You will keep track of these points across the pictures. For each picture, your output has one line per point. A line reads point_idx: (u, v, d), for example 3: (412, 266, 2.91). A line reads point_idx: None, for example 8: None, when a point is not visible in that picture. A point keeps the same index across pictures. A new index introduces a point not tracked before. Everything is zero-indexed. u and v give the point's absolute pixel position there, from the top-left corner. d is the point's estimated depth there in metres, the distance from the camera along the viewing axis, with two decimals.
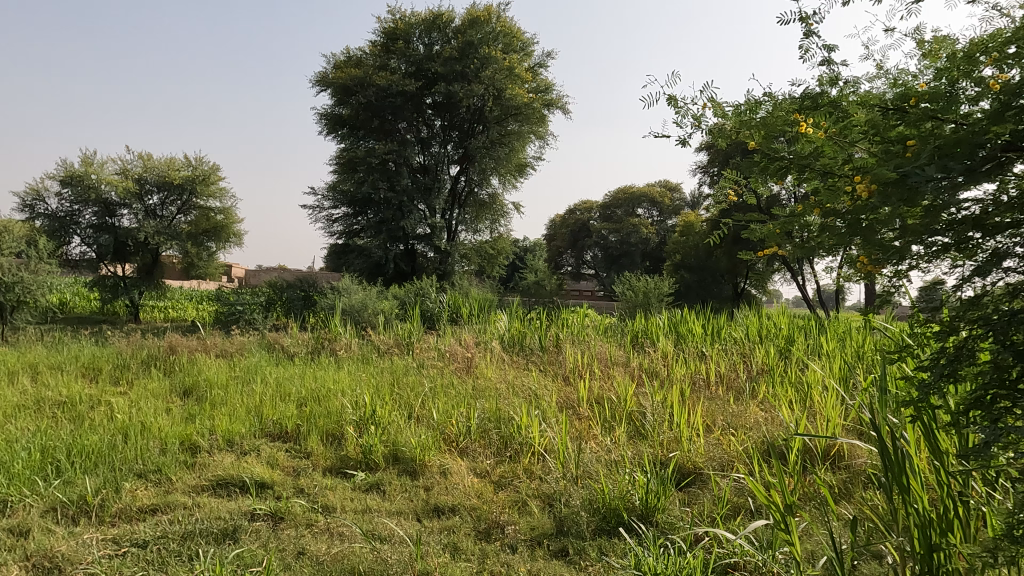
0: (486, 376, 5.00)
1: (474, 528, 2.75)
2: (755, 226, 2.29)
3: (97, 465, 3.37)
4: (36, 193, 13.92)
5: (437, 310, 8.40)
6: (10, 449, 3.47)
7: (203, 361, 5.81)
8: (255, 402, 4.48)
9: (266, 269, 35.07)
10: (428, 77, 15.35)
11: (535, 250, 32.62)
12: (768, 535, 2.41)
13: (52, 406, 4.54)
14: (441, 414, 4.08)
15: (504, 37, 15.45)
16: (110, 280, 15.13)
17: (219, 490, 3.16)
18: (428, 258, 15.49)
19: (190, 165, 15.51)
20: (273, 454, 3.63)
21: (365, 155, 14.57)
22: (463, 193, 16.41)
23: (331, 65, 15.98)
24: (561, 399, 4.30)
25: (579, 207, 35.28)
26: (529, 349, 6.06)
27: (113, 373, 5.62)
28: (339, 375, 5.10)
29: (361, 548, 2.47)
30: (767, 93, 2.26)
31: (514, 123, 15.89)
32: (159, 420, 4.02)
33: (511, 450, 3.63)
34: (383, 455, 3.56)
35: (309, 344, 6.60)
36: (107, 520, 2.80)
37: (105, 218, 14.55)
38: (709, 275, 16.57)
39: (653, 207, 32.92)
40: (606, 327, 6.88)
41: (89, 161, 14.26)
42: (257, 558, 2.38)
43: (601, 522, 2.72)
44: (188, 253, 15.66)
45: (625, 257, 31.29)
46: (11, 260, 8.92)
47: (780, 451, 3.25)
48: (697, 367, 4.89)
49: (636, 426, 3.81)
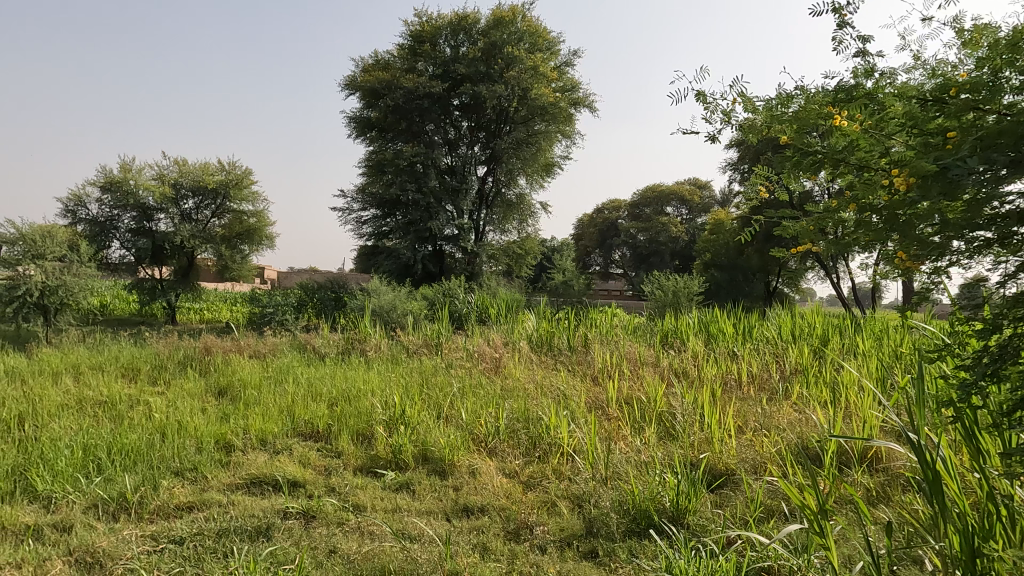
0: (515, 376, 4.99)
1: (504, 528, 2.76)
2: (787, 222, 2.27)
3: (136, 463, 3.46)
4: (77, 198, 14.35)
5: (466, 310, 8.44)
6: (54, 447, 3.58)
7: (237, 361, 5.93)
8: (287, 402, 4.54)
9: (299, 272, 36.10)
10: (454, 78, 15.43)
11: (562, 249, 32.66)
12: (802, 540, 2.37)
13: (94, 405, 4.68)
14: (470, 414, 4.10)
15: (529, 37, 15.49)
16: (148, 283, 15.54)
17: (253, 489, 3.22)
18: (457, 259, 15.62)
19: (224, 169, 15.86)
20: (304, 453, 3.68)
21: (393, 157, 14.66)
22: (491, 194, 16.53)
23: (360, 69, 16.20)
24: (590, 399, 4.28)
25: (607, 207, 35.21)
26: (558, 349, 6.05)
27: (151, 373, 5.76)
28: (369, 375, 5.15)
29: (391, 547, 2.48)
30: (799, 85, 2.22)
31: (540, 122, 15.79)
32: (195, 420, 4.11)
33: (539, 450, 3.62)
34: (413, 455, 3.59)
35: (340, 344, 6.71)
36: (146, 517, 2.87)
37: (143, 222, 14.95)
38: (740, 274, 16.30)
39: (682, 205, 32.58)
40: (635, 328, 6.79)
41: (127, 167, 14.68)
42: (289, 556, 2.42)
43: (631, 523, 2.69)
44: (223, 256, 16.01)
45: (654, 255, 31.09)
46: (56, 264, 9.24)
47: (814, 453, 3.18)
48: (728, 367, 4.82)
49: (666, 426, 3.79)
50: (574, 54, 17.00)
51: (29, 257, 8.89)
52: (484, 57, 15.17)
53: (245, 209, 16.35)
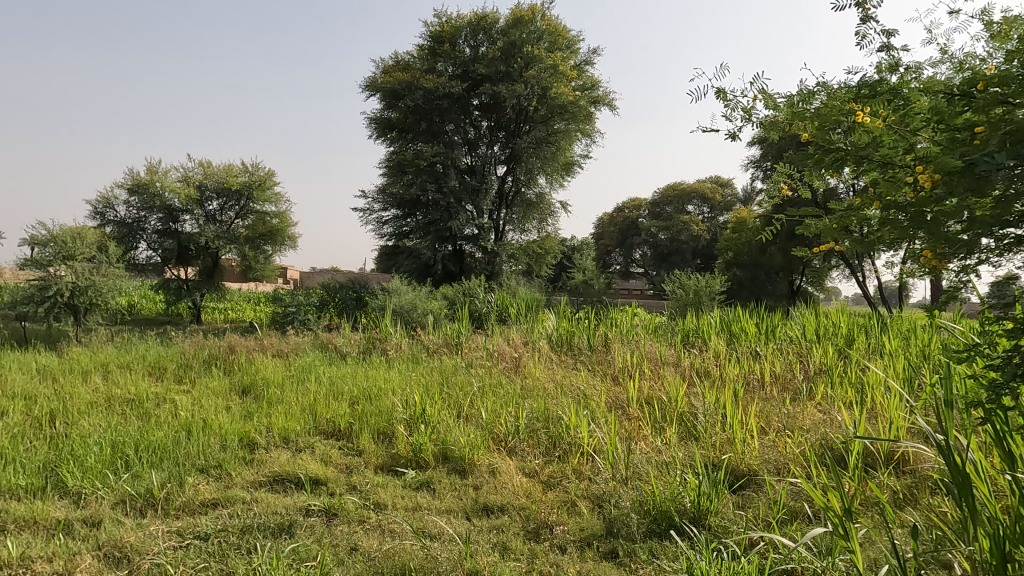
0: (534, 376, 4.98)
1: (523, 527, 2.76)
2: (811, 221, 2.26)
3: (162, 460, 3.53)
4: (105, 201, 14.64)
5: (486, 310, 8.44)
6: (84, 444, 3.65)
7: (260, 360, 6.01)
8: (310, 400, 4.59)
9: (321, 273, 36.51)
10: (474, 78, 15.46)
11: (582, 248, 32.59)
12: (827, 542, 2.34)
13: (122, 403, 4.78)
14: (490, 413, 4.11)
15: (549, 36, 15.45)
16: (174, 283, 15.81)
17: (276, 486, 3.27)
18: (477, 259, 15.67)
19: (247, 170, 16.08)
20: (326, 451, 3.72)
21: (413, 158, 14.75)
22: (511, 194, 16.56)
23: (380, 70, 16.31)
24: (610, 399, 4.26)
25: (627, 206, 35.09)
26: (578, 349, 6.03)
27: (177, 372, 5.86)
28: (389, 375, 5.18)
29: (412, 545, 2.49)
30: (822, 81, 2.24)
31: (560, 121, 15.74)
32: (220, 418, 4.17)
33: (559, 450, 3.62)
34: (433, 454, 3.61)
35: (361, 344, 6.75)
36: (172, 512, 2.92)
37: (169, 224, 15.20)
38: (763, 273, 16.09)
39: (703, 203, 32.29)
40: (656, 327, 6.73)
41: (154, 169, 14.93)
42: (311, 553, 2.44)
43: (652, 523, 2.68)
44: (246, 257, 16.23)
45: (675, 254, 30.85)
46: (85, 265, 9.43)
47: (839, 455, 3.13)
48: (751, 367, 4.77)
49: (687, 426, 3.76)
50: (594, 52, 16.93)
51: (60, 258, 9.11)
52: (503, 56, 15.17)
53: (268, 210, 16.56)
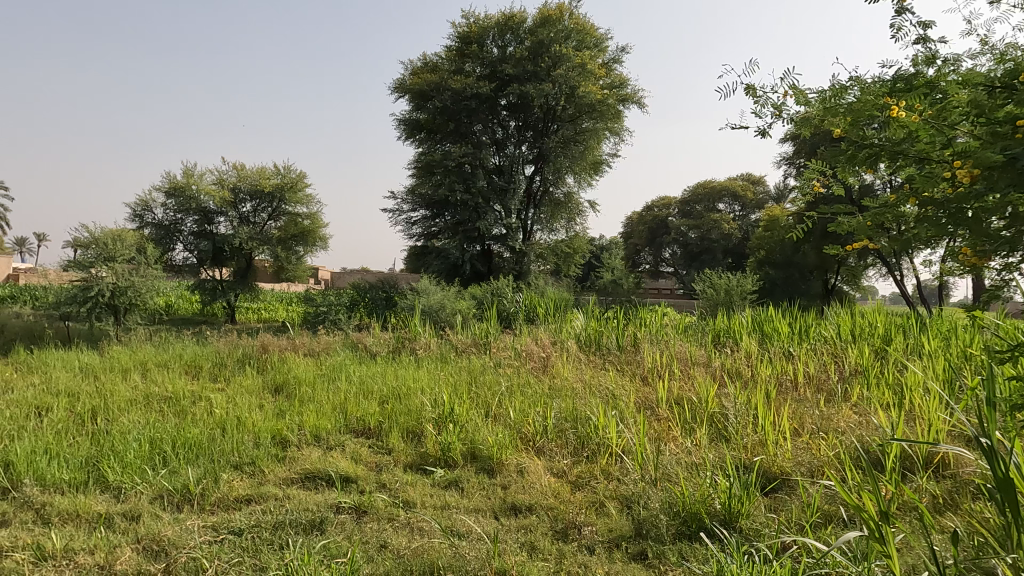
0: (563, 376, 4.96)
1: (551, 527, 2.75)
2: (845, 219, 2.26)
3: (198, 456, 3.61)
4: (143, 204, 15.03)
5: (514, 310, 8.44)
6: (124, 440, 3.76)
7: (292, 359, 6.11)
8: (340, 399, 4.66)
9: (351, 274, 36.99)
10: (501, 78, 15.49)
11: (610, 248, 32.44)
12: (863, 547, 2.28)
13: (159, 400, 4.90)
14: (518, 413, 4.11)
15: (577, 34, 15.36)
16: (209, 284, 16.17)
17: (308, 483, 3.32)
18: (506, 259, 15.71)
19: (279, 173, 16.38)
20: (356, 449, 3.77)
21: (442, 159, 14.86)
22: (539, 193, 16.57)
23: (409, 72, 16.45)
24: (639, 399, 4.23)
25: (657, 205, 34.84)
26: (607, 349, 5.99)
27: (212, 370, 6.00)
28: (418, 374, 5.22)
29: (440, 543, 2.51)
30: (857, 76, 2.34)
31: (588, 120, 15.65)
32: (254, 416, 4.25)
33: (588, 450, 3.60)
34: (462, 453, 3.62)
35: (390, 344, 6.81)
36: (208, 508, 2.99)
37: (205, 225, 15.54)
38: (796, 272, 15.79)
39: (735, 201, 31.85)
40: (686, 327, 6.66)
41: (190, 173, 15.28)
42: (342, 550, 2.47)
43: (682, 525, 2.65)
44: (279, 258, 16.53)
45: (705, 253, 30.48)
46: (125, 266, 9.70)
47: (875, 458, 3.06)
48: (783, 368, 4.68)
49: (718, 427, 3.70)
50: (623, 50, 16.81)
51: (102, 259, 9.39)
52: (531, 56, 15.17)
53: (300, 212, 16.84)
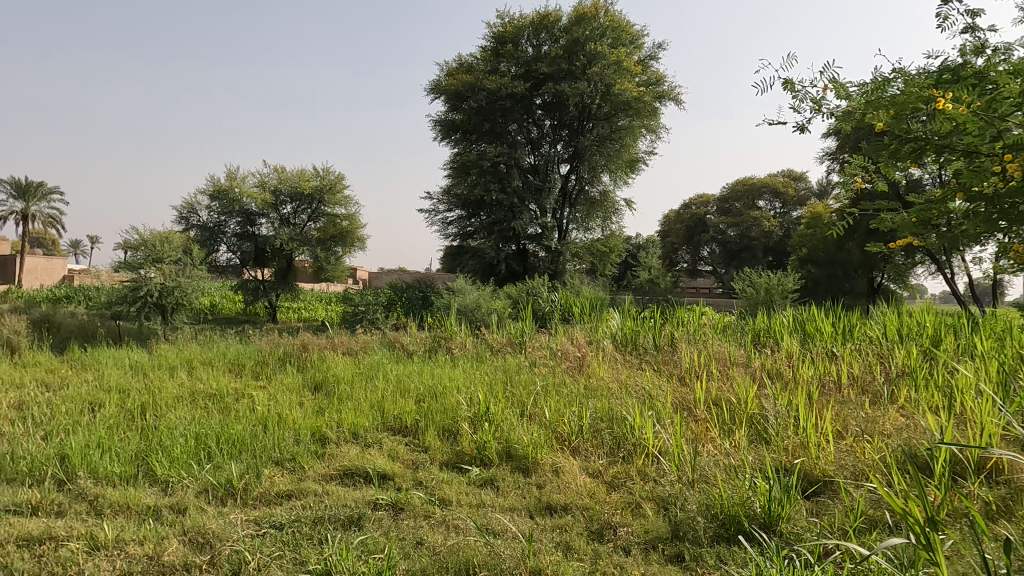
0: (598, 375, 4.94)
1: (587, 528, 2.74)
2: (889, 214, 2.48)
3: (241, 452, 3.71)
4: (189, 206, 15.50)
5: (549, 309, 8.43)
6: (171, 435, 3.89)
7: (331, 358, 6.23)
8: (378, 397, 4.73)
9: (388, 274, 37.45)
10: (536, 78, 15.50)
11: (647, 247, 32.16)
12: (910, 554, 2.21)
13: (204, 397, 5.05)
14: (553, 413, 4.10)
15: (612, 32, 15.22)
16: (251, 284, 16.57)
17: (346, 479, 3.38)
18: (541, 258, 15.70)
19: (319, 175, 16.71)
20: (393, 447, 3.82)
21: (477, 159, 14.96)
22: (575, 192, 16.54)
23: (444, 73, 16.59)
24: (676, 400, 4.18)
25: (695, 203, 34.40)
26: (643, 348, 5.94)
27: (254, 368, 6.16)
28: (454, 373, 5.26)
29: (476, 541, 2.52)
30: (898, 69, 2.47)
31: (624, 117, 15.48)
32: (295, 413, 4.35)
33: (623, 450, 3.58)
34: (497, 452, 3.64)
35: (426, 343, 6.87)
36: (250, 502, 3.07)
37: (247, 227, 15.93)
38: (840, 270, 15.40)
39: (775, 198, 31.18)
40: (725, 327, 6.55)
41: (232, 176, 15.69)
42: (379, 546, 2.51)
43: (720, 528, 2.60)
44: (318, 258, 16.84)
45: (745, 251, 29.92)
46: (172, 267, 10.01)
47: (924, 462, 2.95)
48: (826, 369, 4.57)
49: (758, 430, 3.63)
50: (659, 47, 16.62)
51: (151, 261, 9.73)
52: (566, 54, 15.12)
53: (338, 213, 17.14)
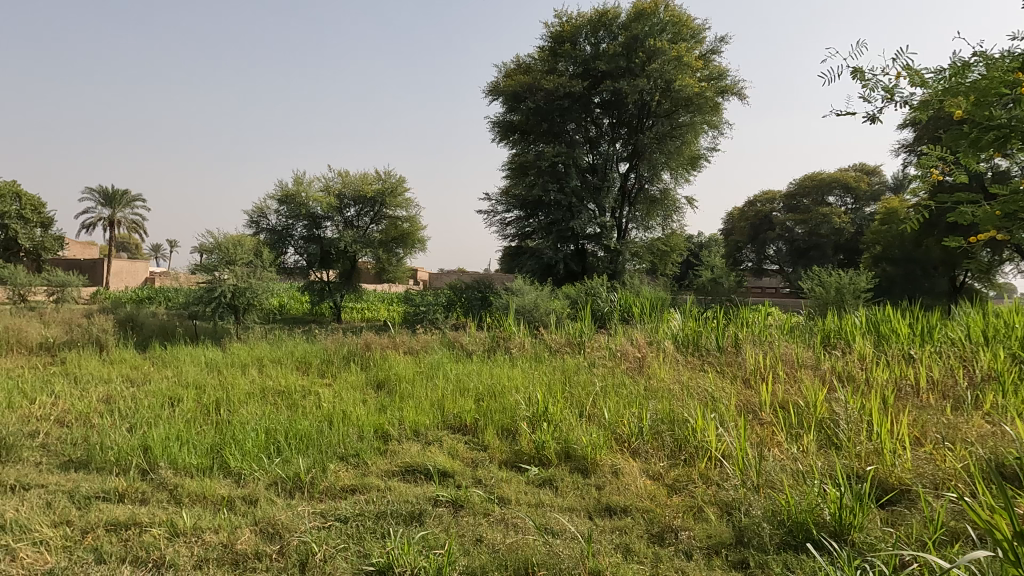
0: (659, 377, 4.86)
1: (647, 530, 2.70)
2: (969, 207, 2.35)
3: (307, 446, 3.84)
4: (259, 210, 16.18)
5: (609, 309, 8.36)
6: (244, 429, 4.07)
7: (393, 357, 6.38)
8: (438, 395, 4.81)
9: (448, 275, 38.02)
10: (595, 76, 15.39)
11: (711, 245, 31.49)
12: (997, 569, 2.07)
13: (274, 394, 5.27)
14: (612, 414, 4.07)
15: (672, 27, 14.92)
16: (317, 285, 17.15)
17: (407, 476, 3.45)
18: (600, 258, 15.56)
19: (380, 178, 17.12)
20: (453, 445, 3.87)
21: (535, 159, 14.99)
22: (634, 190, 16.45)
23: (502, 74, 16.71)
24: (740, 402, 4.07)
25: (759, 200, 33.42)
26: (705, 349, 5.82)
27: (320, 366, 6.38)
28: (513, 373, 5.28)
29: (535, 540, 2.53)
30: (981, 51, 2.31)
31: (685, 113, 15.07)
32: (358, 410, 4.48)
33: (685, 453, 3.51)
34: (556, 452, 3.63)
35: (485, 343, 6.94)
36: (317, 495, 3.18)
37: (313, 230, 16.49)
38: (918, 269, 14.67)
39: (846, 193, 29.86)
40: (791, 327, 6.32)
41: (299, 181, 16.27)
42: (439, 541, 2.55)
43: (787, 536, 2.52)
44: (380, 259, 17.27)
45: (814, 250, 28.84)
46: (244, 269, 10.48)
47: (1013, 473, 2.75)
48: (903, 372, 4.35)
49: (828, 435, 3.49)
50: (722, 40, 16.19)
51: (225, 263, 10.22)
52: (625, 51, 14.88)
53: (399, 215, 17.52)
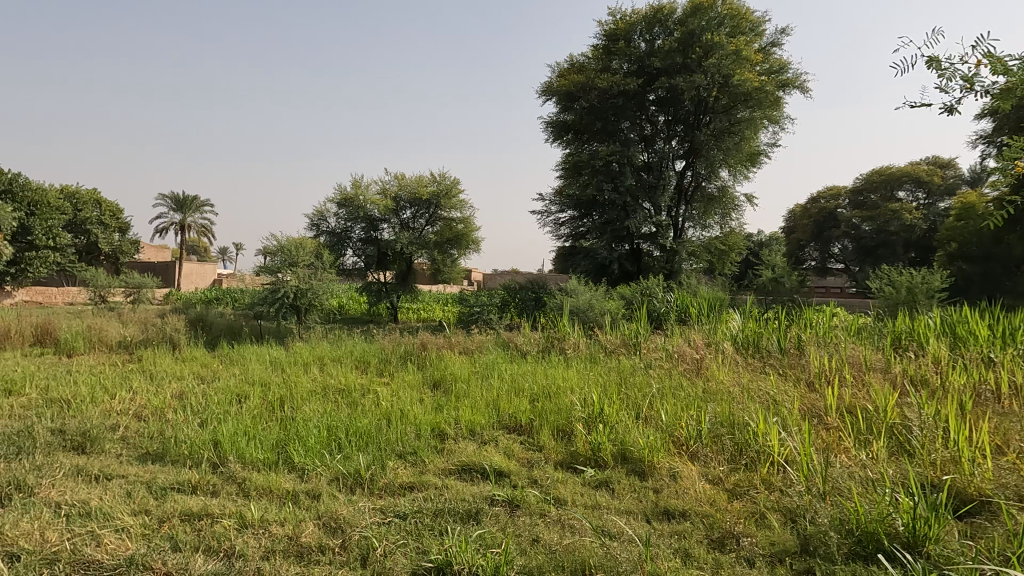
0: (718, 379, 4.75)
1: (707, 535, 2.65)
2: None
3: (367, 444, 3.94)
4: (319, 214, 16.71)
5: (665, 310, 8.23)
6: (307, 426, 4.22)
7: (449, 357, 6.47)
8: (493, 395, 4.85)
9: (502, 275, 38.28)
10: (649, 73, 15.16)
11: (772, 243, 30.60)
12: None
13: (335, 392, 5.43)
14: (670, 416, 4.00)
15: (731, 20, 14.52)
16: (375, 286, 17.56)
17: (464, 474, 3.49)
18: (655, 257, 15.29)
19: (435, 180, 17.36)
20: (509, 445, 3.89)
21: (589, 158, 14.91)
22: (691, 189, 16.15)
23: (555, 74, 16.68)
24: (804, 406, 3.93)
25: (824, 196, 32.22)
26: (767, 351, 5.65)
27: (378, 365, 6.53)
28: (568, 373, 5.26)
29: (591, 542, 2.52)
30: None
31: (744, 109, 14.71)
32: (415, 408, 4.56)
33: (746, 458, 3.42)
34: (612, 454, 3.60)
35: (540, 343, 6.95)
36: (376, 491, 3.26)
37: (370, 232, 16.89)
38: (998, 266, 13.93)
39: (918, 188, 28.38)
40: (859, 329, 6.05)
41: (357, 184, 16.68)
42: (496, 540, 2.57)
43: (856, 545, 2.41)
44: (435, 260, 17.53)
45: (883, 248, 27.64)
46: (306, 270, 10.84)
47: None
48: (983, 376, 4.09)
49: (900, 441, 3.33)
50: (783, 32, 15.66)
51: (287, 265, 10.60)
52: (680, 47, 14.55)
53: (454, 216, 17.74)
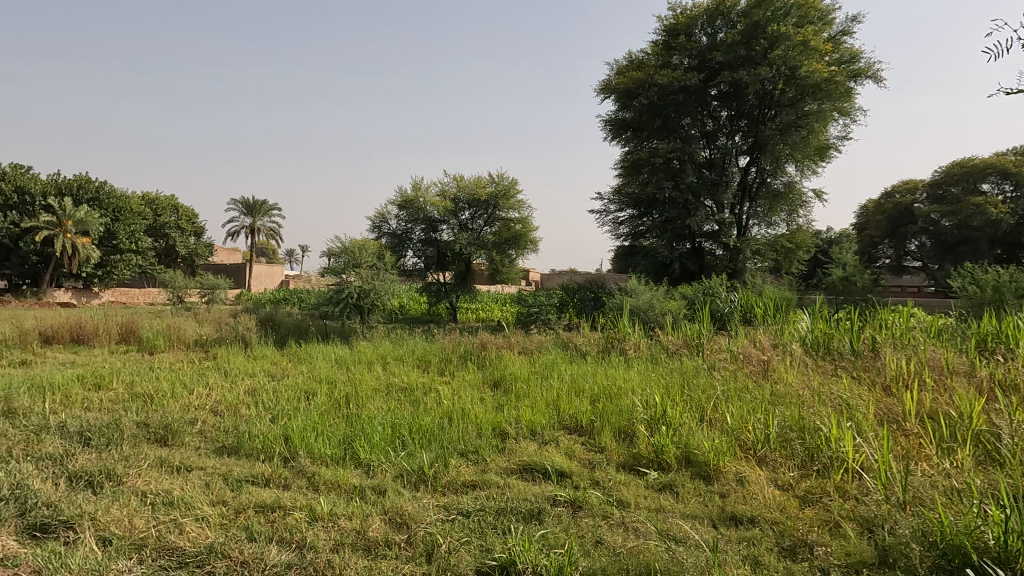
0: (787, 381, 4.59)
1: (777, 543, 2.57)
2: None
3: (430, 442, 4.02)
4: (381, 216, 17.15)
5: (729, 310, 8.03)
6: (373, 423, 4.35)
7: (508, 357, 6.52)
8: (553, 395, 4.86)
9: (559, 275, 38.24)
10: (711, 67, 14.80)
11: (842, 239, 29.29)
12: None
13: (398, 390, 5.57)
14: (736, 419, 3.90)
15: (798, 10, 14.00)
16: (434, 286, 17.86)
17: (525, 474, 3.52)
18: (718, 256, 14.90)
19: (493, 181, 17.50)
20: (570, 445, 3.90)
21: (649, 156, 14.69)
22: (755, 185, 15.69)
23: (614, 72, 16.54)
24: (881, 411, 3.76)
25: (899, 189, 30.62)
26: (838, 353, 5.43)
27: (440, 364, 6.65)
28: (628, 374, 5.21)
29: (656, 546, 2.49)
30: None
31: (813, 101, 13.95)
32: (477, 408, 4.63)
33: (818, 464, 3.31)
34: (676, 457, 3.55)
35: (599, 343, 6.91)
36: (440, 488, 3.33)
37: (430, 233, 17.19)
38: None
39: (1005, 179, 26.55)
40: (940, 330, 5.73)
41: (417, 186, 17.01)
42: (559, 541, 2.58)
43: (940, 560, 2.24)
44: (493, 260, 17.67)
45: (966, 244, 26.03)
46: (369, 271, 11.15)
47: None
48: None
49: (989, 450, 3.13)
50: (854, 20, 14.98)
51: (351, 266, 10.94)
52: (744, 39, 14.13)
53: (512, 216, 17.83)
